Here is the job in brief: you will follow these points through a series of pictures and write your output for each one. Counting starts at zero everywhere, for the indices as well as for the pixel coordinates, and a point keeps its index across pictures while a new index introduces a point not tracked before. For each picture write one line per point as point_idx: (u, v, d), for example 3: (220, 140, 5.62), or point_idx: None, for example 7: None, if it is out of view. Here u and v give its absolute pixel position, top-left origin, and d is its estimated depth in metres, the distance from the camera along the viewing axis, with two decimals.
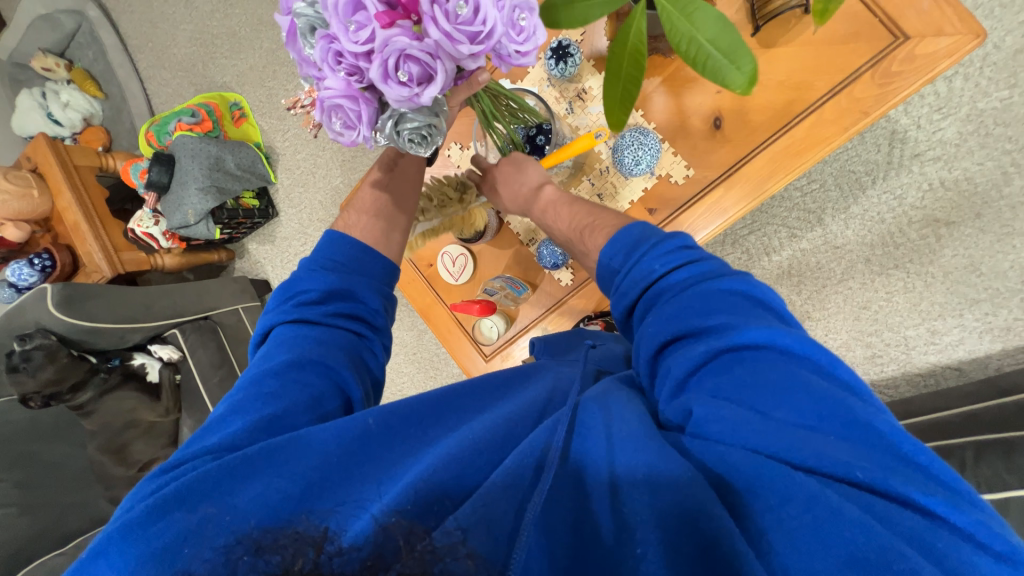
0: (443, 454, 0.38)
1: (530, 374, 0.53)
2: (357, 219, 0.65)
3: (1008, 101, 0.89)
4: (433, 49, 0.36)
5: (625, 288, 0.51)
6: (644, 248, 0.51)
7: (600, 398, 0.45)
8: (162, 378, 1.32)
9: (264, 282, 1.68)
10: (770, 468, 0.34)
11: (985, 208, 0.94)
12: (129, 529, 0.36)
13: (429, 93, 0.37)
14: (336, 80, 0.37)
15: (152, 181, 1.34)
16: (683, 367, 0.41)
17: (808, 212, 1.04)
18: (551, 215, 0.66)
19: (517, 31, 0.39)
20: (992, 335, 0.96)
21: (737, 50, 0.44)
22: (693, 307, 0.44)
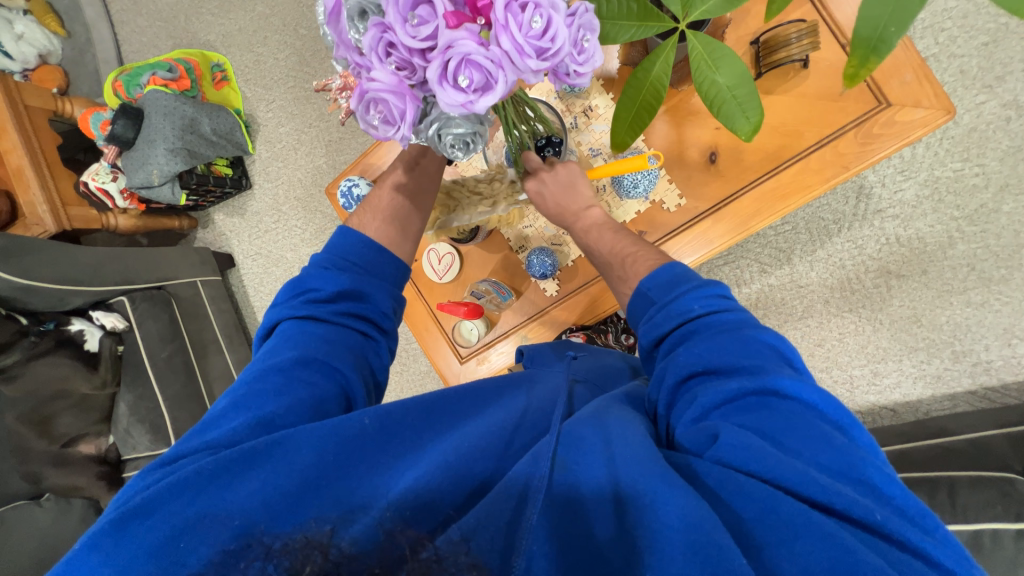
0: (438, 461, 0.41)
1: (526, 377, 0.56)
2: (371, 222, 0.67)
3: (960, 173, 0.99)
4: (499, 57, 0.37)
5: (658, 321, 0.53)
6: (683, 285, 0.54)
7: (607, 413, 0.48)
8: (103, 347, 1.21)
9: (228, 256, 1.59)
10: (787, 503, 0.36)
11: (930, 266, 1.03)
12: (130, 519, 0.39)
13: (486, 98, 0.38)
14: (386, 73, 0.38)
15: (114, 134, 1.24)
16: (709, 402, 0.44)
17: (779, 250, 1.11)
18: (594, 237, 0.70)
19: (579, 53, 0.41)
20: (925, 381, 1.05)
21: (747, 102, 0.47)
22: (727, 348, 0.46)
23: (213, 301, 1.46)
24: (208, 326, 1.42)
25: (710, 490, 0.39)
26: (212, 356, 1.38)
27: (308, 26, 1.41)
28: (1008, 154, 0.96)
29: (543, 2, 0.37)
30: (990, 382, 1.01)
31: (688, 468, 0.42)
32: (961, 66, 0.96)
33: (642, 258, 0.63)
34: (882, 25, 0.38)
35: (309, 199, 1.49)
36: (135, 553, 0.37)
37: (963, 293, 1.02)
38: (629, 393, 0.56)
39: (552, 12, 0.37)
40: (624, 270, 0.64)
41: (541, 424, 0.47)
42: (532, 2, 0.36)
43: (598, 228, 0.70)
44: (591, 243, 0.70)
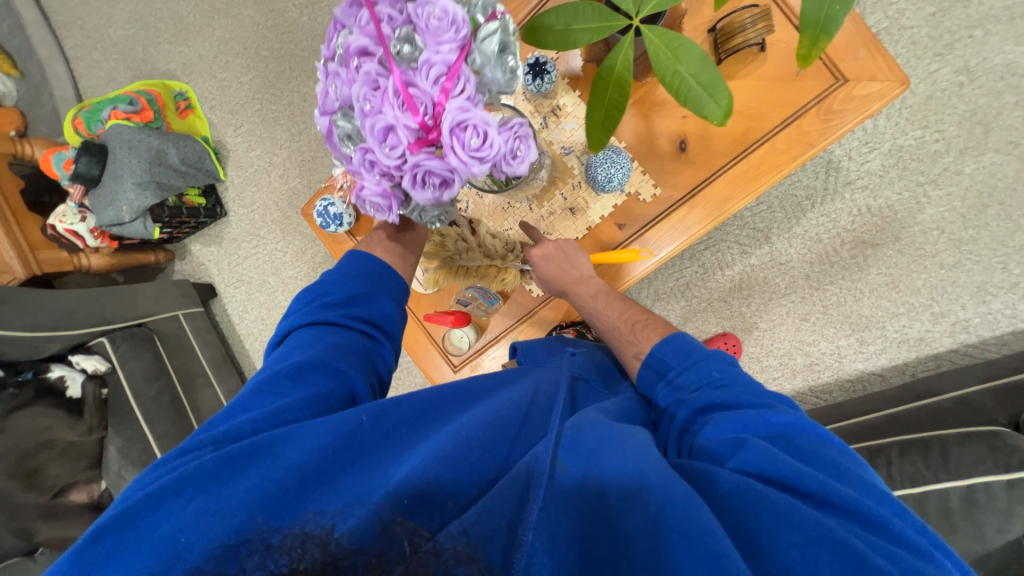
0: (438, 451, 0.41)
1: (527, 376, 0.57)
2: (377, 245, 0.69)
3: (921, 140, 1.02)
4: (452, 168, 0.44)
5: (687, 382, 0.53)
6: (700, 354, 0.55)
7: (620, 425, 0.49)
8: (85, 392, 1.18)
9: (208, 286, 1.56)
10: (802, 509, 0.37)
11: (902, 233, 1.06)
12: (135, 511, 0.39)
13: (449, 197, 0.46)
14: (372, 183, 0.47)
15: (78, 173, 1.20)
16: (723, 429, 0.46)
17: (756, 230, 1.13)
18: (602, 303, 0.73)
19: (515, 158, 0.47)
20: (909, 345, 1.08)
21: (714, 85, 0.47)
22: (740, 389, 0.49)
23: (197, 333, 1.44)
24: (195, 359, 1.39)
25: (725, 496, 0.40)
26: (201, 390, 1.36)
27: (269, 47, 1.39)
28: (964, 118, 0.99)
29: (479, 122, 0.43)
30: (970, 340, 1.04)
31: (698, 473, 0.43)
32: (911, 37, 0.99)
33: (652, 327, 0.65)
34: (828, 5, 0.40)
35: (286, 221, 1.48)
36: (136, 546, 0.37)
37: (936, 256, 1.04)
38: (621, 401, 0.58)
39: (486, 127, 0.43)
40: (635, 335, 0.66)
41: (542, 417, 0.49)
42: (470, 124, 0.43)
43: (607, 294, 0.73)
44: (597, 310, 0.72)
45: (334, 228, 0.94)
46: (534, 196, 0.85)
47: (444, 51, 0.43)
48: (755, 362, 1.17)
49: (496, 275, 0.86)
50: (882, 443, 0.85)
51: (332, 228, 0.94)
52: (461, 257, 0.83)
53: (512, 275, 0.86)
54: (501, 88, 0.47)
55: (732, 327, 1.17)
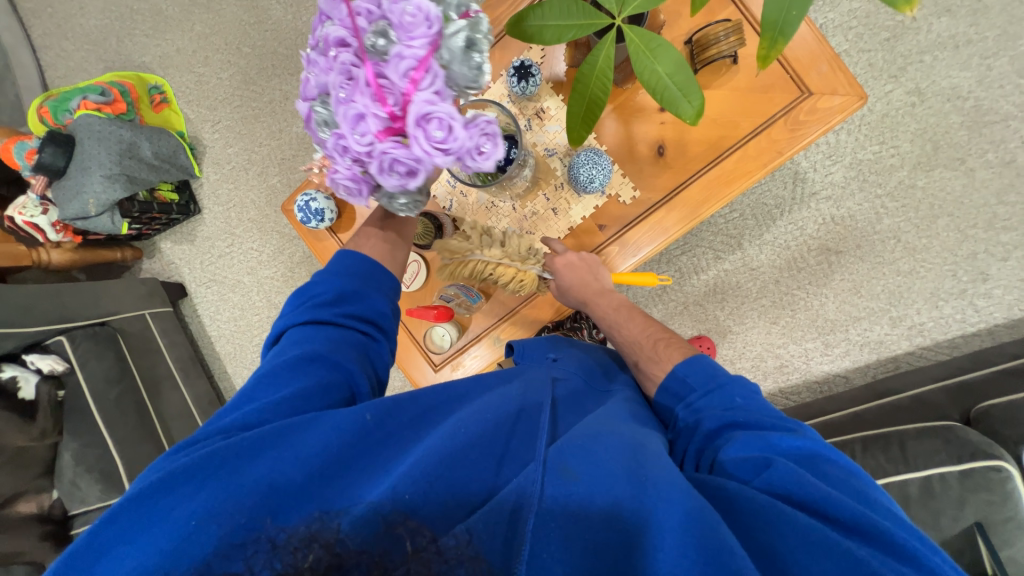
0: (438, 447, 0.42)
1: (522, 374, 0.58)
2: (367, 242, 0.68)
3: (879, 155, 1.09)
4: (418, 158, 0.43)
5: (710, 405, 0.54)
6: (723, 378, 0.57)
7: (627, 431, 0.50)
8: (39, 395, 1.12)
9: (178, 285, 1.51)
10: (810, 526, 0.40)
11: (863, 241, 1.12)
12: (147, 495, 0.41)
13: (415, 186, 0.45)
14: (344, 167, 0.47)
15: (42, 163, 1.15)
16: (746, 447, 0.47)
17: (730, 237, 1.17)
18: (624, 316, 0.76)
19: (480, 154, 0.45)
20: (870, 347, 1.14)
21: (688, 86, 0.49)
22: (764, 415, 0.51)
23: (164, 334, 1.39)
24: (161, 361, 1.35)
25: (754, 516, 0.41)
26: (167, 393, 1.32)
27: (251, 44, 1.38)
28: (917, 135, 1.07)
29: (443, 115, 0.42)
30: (925, 342, 1.11)
31: (719, 490, 0.44)
32: (869, 59, 1.07)
33: (674, 346, 0.68)
34: (786, 9, 0.42)
35: (263, 219, 1.45)
36: (150, 527, 0.40)
37: (893, 263, 1.11)
38: (625, 401, 0.61)
39: (451, 121, 0.42)
40: (656, 353, 0.68)
41: (538, 410, 0.50)
42: (433, 116, 0.42)
43: (630, 310, 0.76)
44: (620, 322, 0.76)
45: (315, 223, 0.93)
46: (518, 196, 0.87)
47: (415, 46, 0.43)
48: (728, 364, 1.21)
49: (513, 278, 0.82)
50: (847, 438, 0.89)
51: (313, 224, 0.93)
52: (478, 249, 0.79)
53: (530, 280, 0.83)
54: (469, 82, 0.46)
55: (707, 330, 1.21)
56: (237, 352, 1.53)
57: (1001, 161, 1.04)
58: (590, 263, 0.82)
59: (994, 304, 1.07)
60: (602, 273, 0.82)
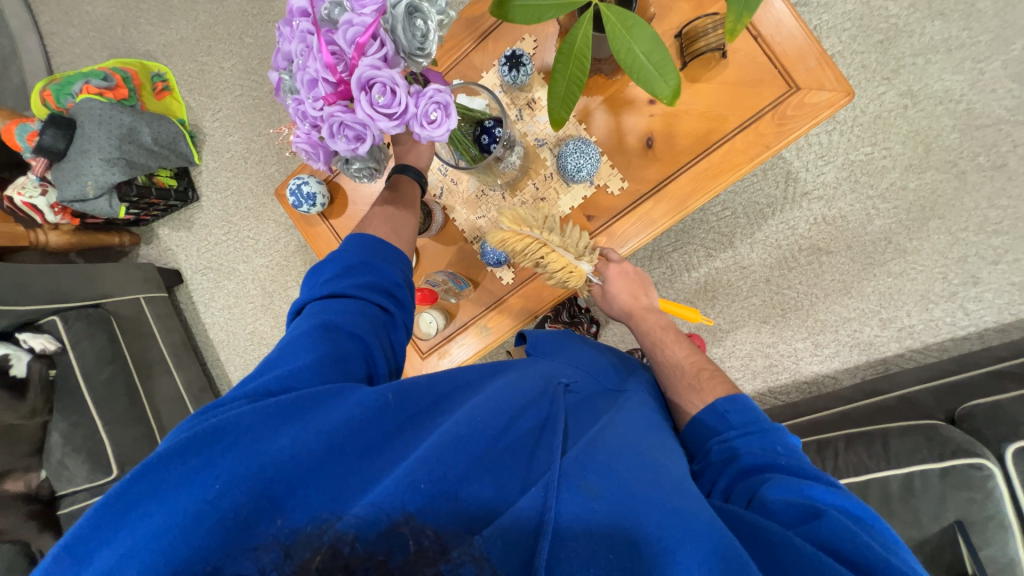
0: (457, 438, 0.44)
1: (538, 371, 0.60)
2: (372, 225, 0.69)
3: (871, 156, 1.09)
4: (363, 122, 0.44)
5: (749, 447, 0.56)
6: (762, 424, 0.59)
7: (652, 450, 0.52)
8: (31, 372, 1.10)
9: (174, 272, 1.53)
10: (832, 563, 0.40)
11: (854, 241, 1.12)
12: (172, 453, 0.42)
13: (363, 152, 0.45)
14: (302, 131, 0.47)
15: (44, 145, 1.17)
16: (786, 490, 0.49)
17: (721, 235, 1.18)
18: (667, 335, 0.79)
19: (429, 123, 0.46)
20: (859, 348, 1.14)
21: (664, 66, 0.50)
22: (800, 465, 0.53)
23: (158, 319, 1.41)
24: (153, 346, 1.37)
25: (777, 544, 0.43)
26: (159, 376, 1.34)
27: (253, 34, 1.40)
28: (909, 138, 1.07)
29: (386, 81, 0.42)
30: (914, 345, 1.11)
31: (748, 523, 0.46)
32: (862, 61, 1.07)
33: (716, 379, 0.70)
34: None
35: (260, 208, 1.46)
36: (174, 489, 0.40)
37: (884, 264, 1.11)
38: (640, 407, 0.63)
39: (394, 86, 0.43)
40: (698, 382, 0.70)
41: (558, 416, 0.53)
42: (376, 81, 0.42)
43: (675, 334, 0.79)
44: (664, 343, 0.78)
45: (307, 208, 0.94)
46: (508, 184, 0.87)
47: (364, 14, 0.42)
48: (718, 362, 1.21)
49: (564, 268, 0.77)
50: (830, 437, 0.89)
51: (305, 208, 0.94)
52: (538, 228, 0.76)
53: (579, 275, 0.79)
54: (412, 50, 0.45)
55: (697, 328, 1.21)
56: (230, 340, 1.54)
57: (993, 165, 1.04)
58: (639, 277, 0.84)
59: (985, 308, 1.07)
60: (649, 293, 0.84)
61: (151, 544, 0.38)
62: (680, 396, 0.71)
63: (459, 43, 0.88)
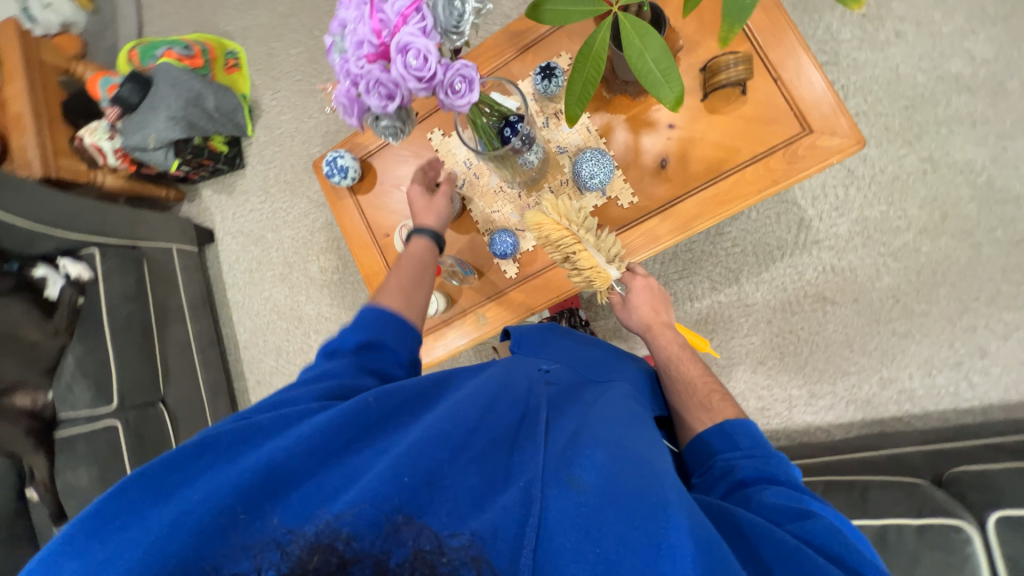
0: (435, 429, 0.47)
1: (518, 365, 0.63)
2: (390, 293, 0.77)
3: (886, 214, 1.11)
4: (396, 82, 0.50)
5: (753, 464, 0.59)
6: (760, 445, 0.62)
7: (633, 439, 0.53)
8: (62, 296, 1.19)
9: (208, 231, 1.63)
10: (814, 557, 0.44)
11: (861, 296, 1.12)
12: (171, 460, 0.47)
13: (391, 109, 0.51)
14: (341, 86, 0.52)
15: (121, 97, 1.33)
16: (784, 498, 0.52)
17: (728, 270, 1.20)
18: (680, 354, 0.81)
19: (454, 93, 0.52)
20: (855, 404, 1.12)
21: (670, 73, 0.55)
22: (791, 482, 0.56)
23: (184, 269, 1.51)
24: (174, 293, 1.45)
25: (763, 533, 0.46)
26: (173, 323, 1.42)
27: (322, 29, 1.54)
28: (926, 202, 1.08)
29: (422, 48, 0.48)
30: (914, 410, 1.08)
31: (736, 515, 0.48)
32: (886, 123, 1.10)
33: (726, 403, 0.72)
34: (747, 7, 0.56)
35: (298, 184, 1.56)
36: (158, 501, 0.44)
37: (889, 323, 1.11)
38: (623, 393, 0.65)
39: (428, 54, 0.49)
40: (709, 402, 0.72)
41: (540, 409, 0.55)
42: (413, 46, 0.48)
43: (691, 355, 0.81)
44: (676, 360, 0.81)
45: (338, 179, 1.01)
46: (525, 184, 0.93)
47: None
48: None
49: (592, 267, 0.81)
50: (809, 481, 0.88)
51: (336, 179, 1.01)
52: (577, 224, 0.80)
53: (604, 280, 0.83)
54: (448, 27, 0.50)
55: None
56: (245, 302, 1.62)
57: (1009, 240, 1.04)
58: (658, 292, 0.88)
59: (990, 383, 1.05)
60: (667, 311, 0.88)
61: (136, 550, 0.41)
62: (687, 412, 0.73)
63: (501, 51, 0.96)
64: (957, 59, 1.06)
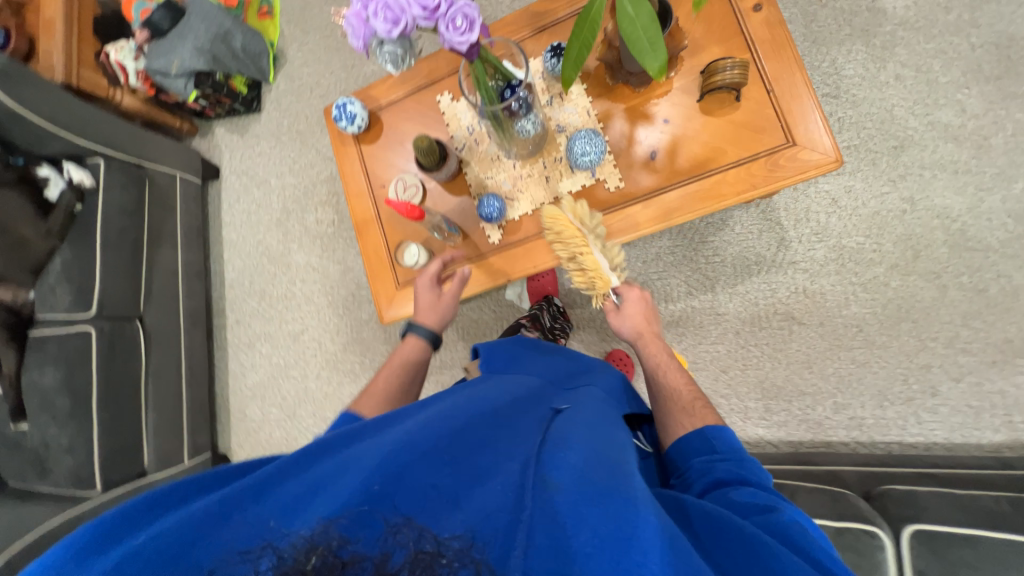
0: (408, 442, 0.50)
1: (485, 389, 0.68)
2: (370, 402, 0.82)
3: (862, 246, 1.15)
4: (402, 8, 0.55)
5: (727, 467, 0.61)
6: (732, 449, 0.65)
7: (595, 441, 0.56)
8: (61, 200, 1.23)
9: (214, 167, 1.67)
10: (772, 543, 0.46)
11: (827, 320, 1.16)
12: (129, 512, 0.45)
13: (394, 32, 0.56)
14: (354, 10, 0.58)
15: (151, 21, 1.38)
16: (753, 497, 0.55)
17: (705, 277, 1.23)
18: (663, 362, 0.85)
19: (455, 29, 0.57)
20: (806, 424, 1.15)
21: (655, 41, 0.58)
22: (762, 481, 0.58)
23: (184, 198, 1.54)
24: (170, 219, 1.48)
25: (731, 523, 0.48)
26: (165, 247, 1.44)
27: None
28: (901, 240, 1.13)
29: None
30: (860, 437, 1.11)
31: (703, 508, 0.51)
32: (873, 159, 1.15)
33: (707, 409, 0.74)
34: None
35: (309, 135, 1.60)
36: (99, 554, 0.41)
37: (850, 350, 1.14)
38: (586, 402, 0.70)
39: None
40: (692, 407, 0.74)
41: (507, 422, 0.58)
42: None
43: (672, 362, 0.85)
44: (661, 368, 0.84)
45: (345, 125, 1.05)
46: (521, 155, 0.97)
47: None
48: None
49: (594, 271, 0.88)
50: None
51: (343, 125, 1.05)
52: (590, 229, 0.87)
53: (603, 284, 0.89)
54: None
55: None
56: (239, 242, 1.65)
57: (973, 287, 1.08)
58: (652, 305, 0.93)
59: (937, 421, 1.08)
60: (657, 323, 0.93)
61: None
62: (671, 419, 0.74)
63: (518, 29, 1.00)
64: (948, 109, 1.11)
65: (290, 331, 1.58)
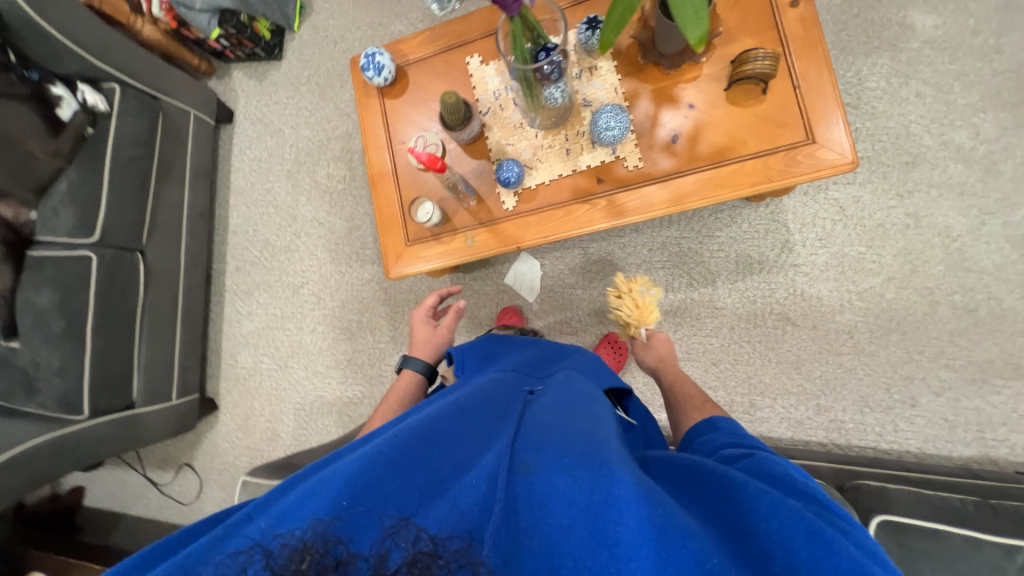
0: (387, 439, 0.51)
1: (462, 388, 0.70)
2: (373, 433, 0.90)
3: (863, 256, 1.18)
4: None
5: (725, 438, 0.65)
6: (722, 426, 0.69)
7: (572, 419, 0.59)
8: (73, 120, 1.20)
9: (228, 110, 1.65)
10: (739, 478, 0.49)
11: (820, 324, 1.19)
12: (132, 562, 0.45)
13: None
14: None
15: None
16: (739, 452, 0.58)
17: (708, 270, 1.25)
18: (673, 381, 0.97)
19: None
20: (787, 423, 1.18)
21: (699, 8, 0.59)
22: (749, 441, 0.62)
23: (196, 137, 1.52)
24: (180, 156, 1.46)
25: (709, 469, 0.51)
26: (172, 183, 1.43)
27: None
28: (901, 254, 1.16)
29: None
30: (838, 439, 1.15)
31: (688, 463, 0.54)
32: (884, 172, 1.17)
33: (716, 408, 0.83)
34: None
35: (328, 89, 1.58)
36: None
37: (839, 355, 1.17)
38: (565, 384, 0.72)
39: None
40: (704, 407, 0.83)
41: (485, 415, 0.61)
42: None
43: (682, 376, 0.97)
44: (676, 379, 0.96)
45: (372, 75, 1.04)
46: (545, 125, 0.98)
47: None
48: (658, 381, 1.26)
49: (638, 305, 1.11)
50: None
51: (370, 75, 1.04)
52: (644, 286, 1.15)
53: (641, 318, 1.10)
54: None
55: None
56: (246, 189, 1.64)
57: (963, 307, 1.12)
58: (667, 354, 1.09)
59: (913, 431, 1.12)
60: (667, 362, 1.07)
61: None
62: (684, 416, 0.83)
63: None
64: (962, 131, 1.14)
65: (290, 284, 1.58)
